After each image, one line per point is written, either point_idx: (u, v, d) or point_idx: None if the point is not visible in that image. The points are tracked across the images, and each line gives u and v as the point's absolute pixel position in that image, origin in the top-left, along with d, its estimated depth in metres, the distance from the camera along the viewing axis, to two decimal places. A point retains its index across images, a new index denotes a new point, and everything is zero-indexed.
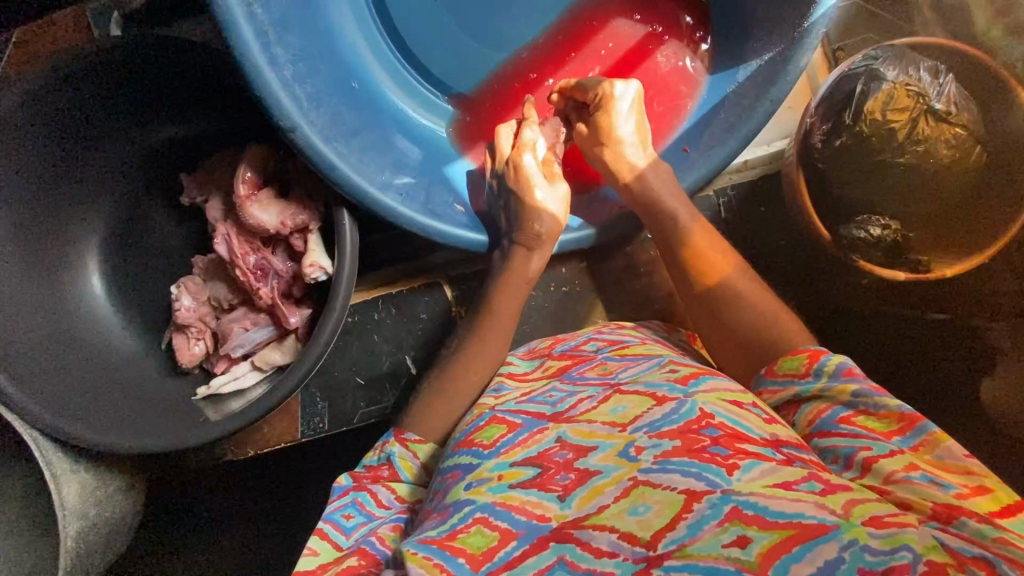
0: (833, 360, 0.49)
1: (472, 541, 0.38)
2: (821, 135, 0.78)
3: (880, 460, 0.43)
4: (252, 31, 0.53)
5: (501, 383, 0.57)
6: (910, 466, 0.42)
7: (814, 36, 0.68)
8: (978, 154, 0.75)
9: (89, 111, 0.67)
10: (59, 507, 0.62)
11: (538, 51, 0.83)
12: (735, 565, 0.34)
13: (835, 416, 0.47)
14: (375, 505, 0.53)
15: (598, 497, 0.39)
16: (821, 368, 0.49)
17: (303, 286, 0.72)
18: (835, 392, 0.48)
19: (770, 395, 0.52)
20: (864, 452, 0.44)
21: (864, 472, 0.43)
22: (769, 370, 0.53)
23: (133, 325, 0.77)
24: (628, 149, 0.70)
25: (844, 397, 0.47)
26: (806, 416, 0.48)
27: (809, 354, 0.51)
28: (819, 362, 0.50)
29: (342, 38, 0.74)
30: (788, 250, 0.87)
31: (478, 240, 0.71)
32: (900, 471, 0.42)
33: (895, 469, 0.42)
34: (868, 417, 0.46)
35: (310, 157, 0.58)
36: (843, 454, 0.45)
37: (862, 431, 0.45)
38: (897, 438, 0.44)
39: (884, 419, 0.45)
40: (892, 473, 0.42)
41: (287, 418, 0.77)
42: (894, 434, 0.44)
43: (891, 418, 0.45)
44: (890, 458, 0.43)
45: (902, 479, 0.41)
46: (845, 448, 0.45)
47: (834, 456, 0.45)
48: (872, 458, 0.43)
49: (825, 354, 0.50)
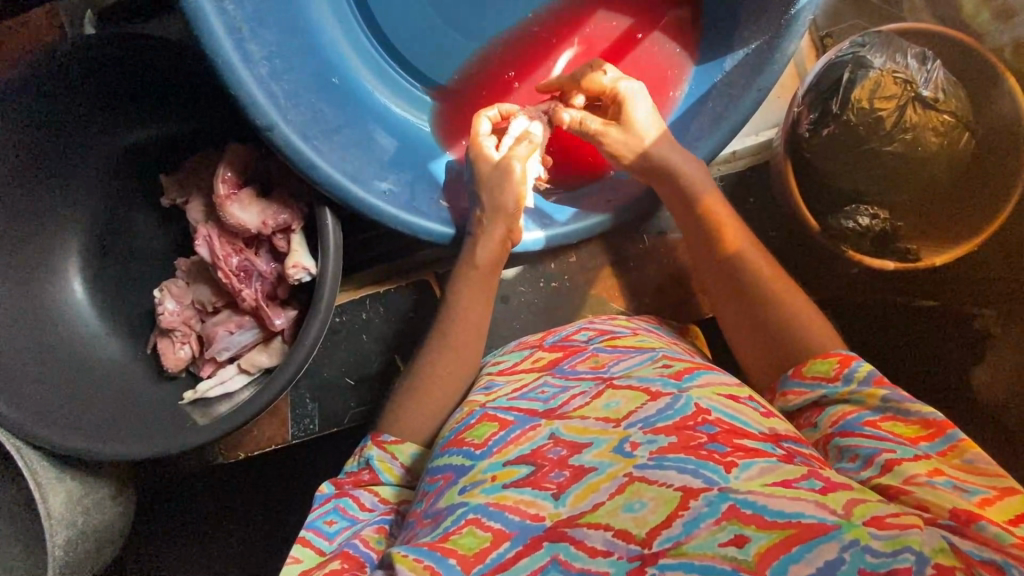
0: (864, 367, 0.49)
1: (464, 543, 0.37)
2: (809, 124, 0.77)
3: (904, 462, 0.42)
4: (224, 26, 0.52)
5: (491, 382, 0.56)
6: (934, 472, 0.42)
7: (801, 22, 0.68)
8: (966, 141, 0.75)
9: (62, 111, 0.66)
10: (45, 516, 0.61)
11: (522, 45, 0.82)
12: (731, 564, 0.34)
13: (861, 419, 0.46)
14: (358, 509, 0.52)
15: (593, 494, 0.39)
16: (852, 374, 0.49)
17: (288, 287, 0.70)
18: (864, 396, 0.47)
19: (794, 397, 0.51)
20: (887, 453, 0.43)
21: (883, 471, 0.43)
22: (796, 371, 0.52)
23: (114, 328, 0.76)
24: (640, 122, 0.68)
25: (873, 401, 0.47)
26: (829, 418, 0.48)
27: (840, 358, 0.50)
28: (850, 367, 0.49)
29: (321, 34, 0.73)
30: (780, 239, 0.85)
31: (452, 224, 0.70)
32: (923, 475, 0.41)
33: (918, 472, 0.42)
34: (895, 423, 0.46)
35: (289, 156, 0.57)
36: (862, 454, 0.44)
37: (887, 435, 0.45)
38: (924, 445, 0.44)
39: (913, 425, 0.45)
40: (915, 475, 0.41)
41: (276, 420, 0.76)
42: (921, 440, 0.44)
43: (919, 425, 0.45)
44: (914, 462, 0.42)
45: (925, 483, 0.41)
46: (866, 448, 0.44)
47: (853, 455, 0.45)
48: (895, 460, 0.43)
49: (856, 360, 0.50)
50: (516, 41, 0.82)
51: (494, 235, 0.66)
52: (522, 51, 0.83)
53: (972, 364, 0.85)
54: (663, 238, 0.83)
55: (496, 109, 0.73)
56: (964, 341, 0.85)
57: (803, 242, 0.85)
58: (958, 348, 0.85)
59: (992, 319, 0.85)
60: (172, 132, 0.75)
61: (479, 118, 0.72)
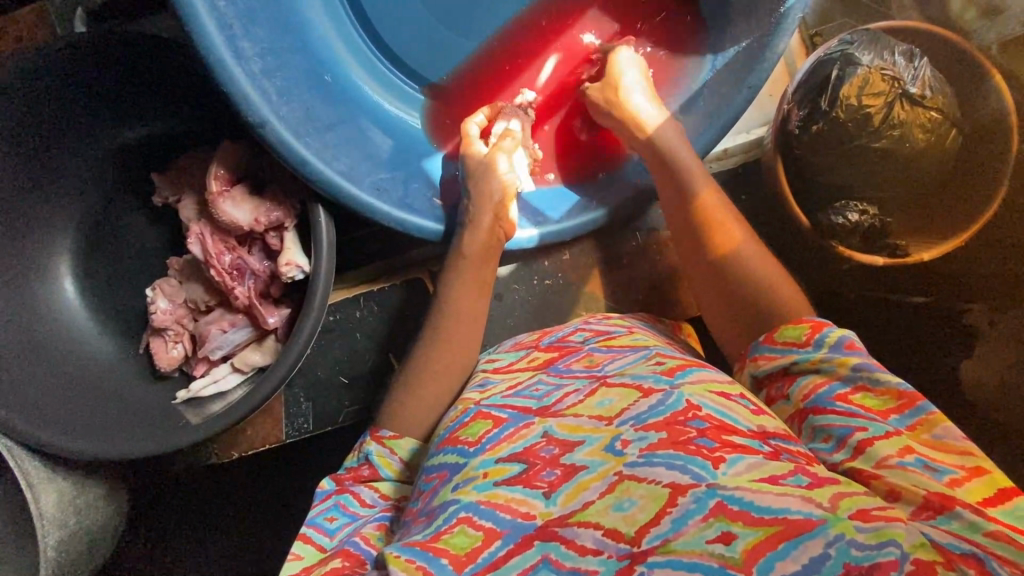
0: (834, 333, 0.49)
1: (456, 542, 0.38)
2: (798, 120, 0.77)
3: (875, 442, 0.43)
4: (216, 24, 0.52)
5: (485, 380, 0.56)
6: (905, 451, 0.42)
7: (790, 20, 0.68)
8: (952, 136, 0.76)
9: (49, 110, 0.65)
10: (37, 517, 0.62)
11: (513, 40, 0.82)
12: (719, 561, 0.34)
13: (831, 392, 0.46)
14: (358, 505, 0.53)
15: (583, 493, 0.39)
16: (822, 339, 0.49)
17: (281, 285, 0.71)
18: (835, 364, 0.47)
19: (766, 362, 0.51)
20: (859, 433, 0.44)
21: (855, 454, 0.43)
22: (768, 336, 0.52)
23: (107, 328, 0.76)
24: (632, 98, 0.72)
25: (843, 371, 0.47)
26: (801, 390, 0.48)
27: (811, 325, 0.50)
28: (821, 332, 0.49)
29: (312, 31, 0.73)
30: (770, 236, 0.86)
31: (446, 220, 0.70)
32: (894, 457, 0.42)
33: (889, 453, 0.42)
34: (866, 394, 0.46)
35: (283, 154, 0.57)
36: (836, 434, 0.45)
37: (858, 410, 0.45)
38: (894, 418, 0.45)
39: (882, 397, 0.46)
40: (886, 457, 0.42)
41: (270, 419, 0.76)
42: (890, 413, 0.45)
43: (888, 396, 0.45)
44: (885, 440, 0.43)
45: (896, 465, 0.42)
46: (840, 428, 0.44)
47: (827, 435, 0.45)
48: (867, 440, 0.43)
49: (827, 325, 0.50)
50: (509, 39, 0.82)
51: (481, 225, 0.67)
52: (514, 47, 0.83)
53: (962, 359, 0.86)
54: (655, 236, 0.84)
55: (483, 112, 0.75)
56: (954, 336, 0.87)
57: (795, 237, 0.86)
58: (950, 342, 0.86)
59: (982, 314, 0.86)
60: (162, 130, 0.75)
61: (467, 124, 0.74)
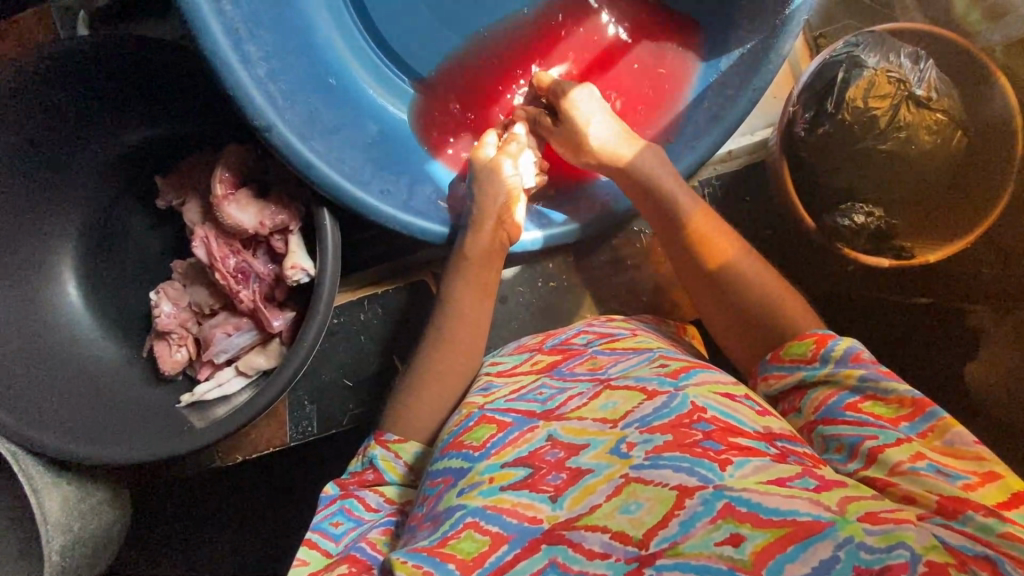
0: (840, 346, 0.48)
1: (463, 547, 0.37)
2: (804, 124, 0.77)
3: (887, 449, 0.43)
4: (222, 27, 0.52)
5: (489, 383, 0.56)
6: (916, 457, 0.42)
7: (795, 23, 0.69)
8: (957, 139, 0.75)
9: (53, 114, 0.66)
10: (42, 522, 0.61)
11: (515, 39, 0.82)
12: (728, 563, 0.34)
13: (841, 402, 0.46)
14: (363, 510, 0.53)
15: (590, 497, 0.39)
16: (829, 354, 0.48)
17: (286, 288, 0.70)
18: (841, 376, 0.47)
19: (775, 380, 0.51)
20: (870, 441, 0.43)
21: (868, 462, 0.43)
22: (775, 355, 0.52)
23: (111, 331, 0.76)
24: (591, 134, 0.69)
25: (850, 382, 0.47)
26: (811, 404, 0.48)
27: (816, 339, 0.50)
28: (826, 347, 0.49)
29: (316, 34, 0.73)
30: (775, 237, 0.85)
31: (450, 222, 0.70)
32: (906, 462, 0.42)
33: (901, 459, 0.42)
34: (875, 402, 0.45)
35: (288, 158, 0.57)
36: (847, 443, 0.45)
37: (868, 419, 0.45)
38: (904, 425, 0.44)
39: (892, 405, 0.45)
40: (899, 463, 0.42)
41: (275, 422, 0.76)
42: (901, 420, 0.44)
43: (898, 405, 0.45)
44: (897, 447, 0.43)
45: (908, 470, 0.41)
46: (850, 437, 0.44)
47: (838, 444, 0.45)
48: (878, 447, 0.43)
49: (832, 339, 0.49)
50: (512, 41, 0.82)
51: (483, 228, 0.66)
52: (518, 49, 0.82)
53: (968, 360, 0.86)
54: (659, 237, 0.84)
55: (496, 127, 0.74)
56: (960, 337, 0.86)
57: (800, 239, 0.85)
58: (955, 343, 0.86)
59: (985, 315, 0.86)
60: (165, 133, 0.75)
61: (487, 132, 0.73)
